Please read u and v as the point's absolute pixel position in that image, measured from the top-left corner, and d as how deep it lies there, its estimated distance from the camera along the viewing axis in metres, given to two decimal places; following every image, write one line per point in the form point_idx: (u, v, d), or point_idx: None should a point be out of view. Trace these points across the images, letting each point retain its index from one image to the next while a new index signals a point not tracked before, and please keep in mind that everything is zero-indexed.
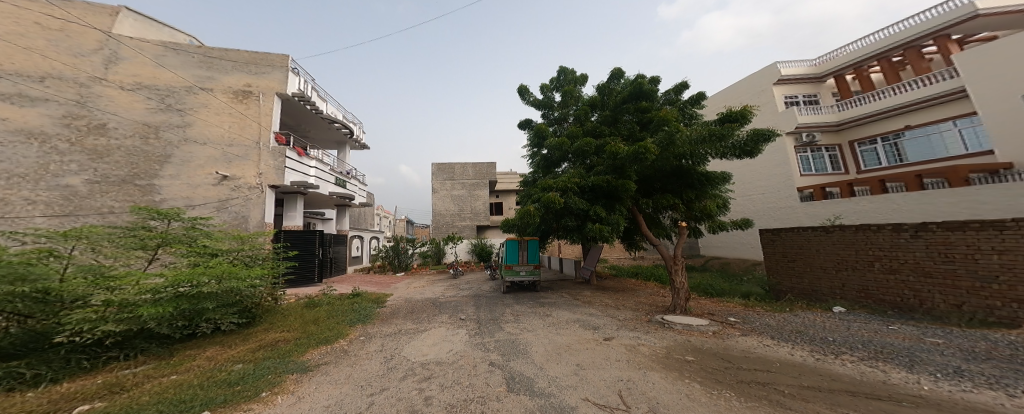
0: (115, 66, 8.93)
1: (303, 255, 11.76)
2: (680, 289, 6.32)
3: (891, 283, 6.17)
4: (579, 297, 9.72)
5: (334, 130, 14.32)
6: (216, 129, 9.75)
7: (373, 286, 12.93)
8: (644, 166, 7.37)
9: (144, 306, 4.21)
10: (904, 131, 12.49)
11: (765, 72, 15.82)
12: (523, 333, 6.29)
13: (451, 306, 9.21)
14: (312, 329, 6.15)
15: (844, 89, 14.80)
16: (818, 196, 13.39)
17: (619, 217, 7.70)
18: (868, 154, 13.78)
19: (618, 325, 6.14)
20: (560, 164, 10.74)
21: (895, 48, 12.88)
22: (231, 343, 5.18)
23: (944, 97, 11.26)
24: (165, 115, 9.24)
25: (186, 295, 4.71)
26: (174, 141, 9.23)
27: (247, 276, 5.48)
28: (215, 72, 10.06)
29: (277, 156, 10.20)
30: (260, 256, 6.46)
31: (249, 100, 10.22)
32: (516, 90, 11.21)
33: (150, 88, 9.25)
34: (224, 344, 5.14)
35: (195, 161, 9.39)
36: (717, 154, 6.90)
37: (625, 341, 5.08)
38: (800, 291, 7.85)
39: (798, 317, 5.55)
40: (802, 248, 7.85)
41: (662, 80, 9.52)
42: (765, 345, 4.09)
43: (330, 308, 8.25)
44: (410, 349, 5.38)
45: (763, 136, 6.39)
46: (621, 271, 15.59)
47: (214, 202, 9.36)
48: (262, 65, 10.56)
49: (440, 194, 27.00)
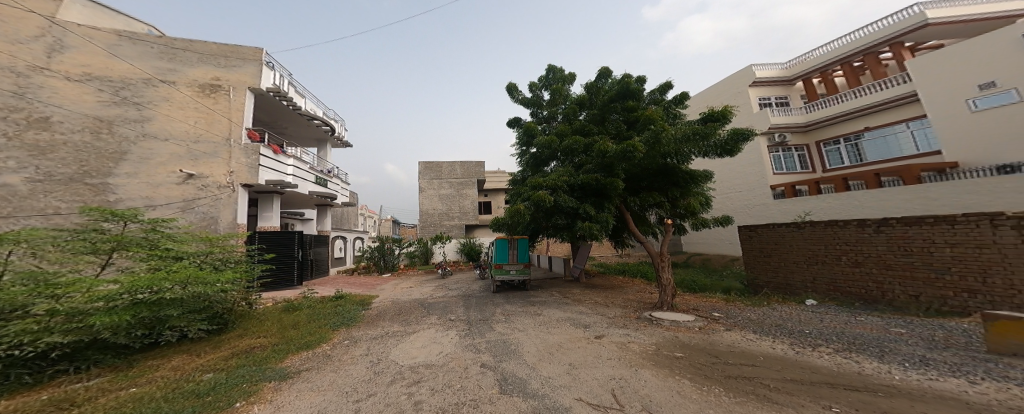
0: (61, 56, 8.08)
1: (281, 257, 11.17)
2: (666, 286, 6.48)
3: (857, 275, 6.58)
4: (568, 295, 9.80)
5: (313, 127, 13.68)
6: (180, 124, 9.07)
7: (357, 288, 12.50)
8: (631, 165, 7.50)
9: (95, 314, 3.85)
10: (865, 133, 13.37)
11: (741, 75, 16.50)
12: (514, 332, 6.26)
13: (439, 307, 9.06)
14: (291, 334, 5.85)
15: (811, 91, 15.58)
16: (789, 193, 14.15)
17: (608, 215, 7.81)
18: (833, 154, 14.66)
19: (608, 322, 6.22)
20: (549, 162, 10.77)
21: (857, 53, 13.73)
22: (199, 352, 4.83)
23: (900, 101, 12.13)
24: (121, 109, 8.50)
25: (144, 302, 4.44)
26: (131, 136, 8.50)
27: (215, 281, 5.20)
28: (179, 64, 9.34)
29: (250, 154, 9.62)
30: (230, 259, 6.11)
31: (218, 94, 9.56)
32: (504, 88, 11.11)
33: (103, 79, 8.46)
34: (192, 353, 4.78)
35: (156, 158, 8.70)
36: (700, 152, 7.12)
37: (615, 339, 5.15)
38: (776, 285, 8.25)
39: (776, 311, 5.82)
40: (777, 244, 8.25)
41: (647, 80, 9.69)
42: (747, 339, 4.24)
43: (313, 312, 7.90)
44: (399, 352, 5.24)
45: (742, 135, 6.65)
46: (608, 269, 15.87)
47: (178, 202, 8.72)
48: (233, 58, 9.89)
49: (426, 193, 26.51)
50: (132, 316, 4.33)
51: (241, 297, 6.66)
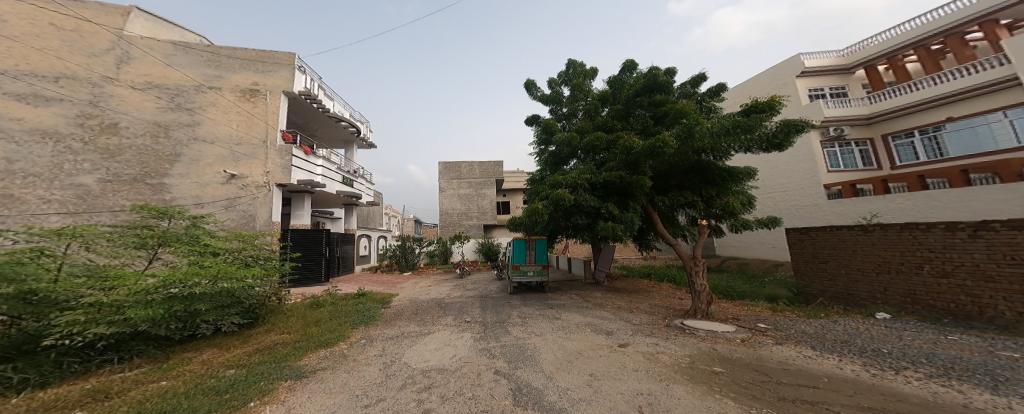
0: (127, 66, 9.05)
1: (309, 255, 11.73)
2: (701, 292, 5.81)
3: (943, 287, 5.54)
4: (589, 298, 9.29)
5: (341, 129, 14.32)
6: (224, 128, 9.78)
7: (379, 286, 12.81)
8: (660, 161, 6.92)
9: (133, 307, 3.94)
10: (944, 124, 11.57)
11: (787, 64, 15.03)
12: (531, 337, 5.92)
13: (456, 307, 8.91)
14: (312, 331, 5.93)
15: (876, 79, 13.81)
16: (847, 193, 12.59)
17: (633, 215, 7.23)
18: (903, 149, 12.85)
19: (633, 329, 5.71)
20: (570, 160, 10.33)
21: (934, 36, 11.90)
22: (228, 346, 4.97)
23: (993, 86, 10.34)
24: (175, 114, 9.32)
25: (179, 297, 4.51)
26: (184, 140, 9.28)
27: (245, 277, 5.25)
28: (223, 71, 10.11)
29: (284, 155, 10.20)
30: (260, 256, 6.25)
31: (257, 99, 10.24)
32: (523, 85, 10.88)
33: (160, 88, 9.33)
34: (222, 347, 4.93)
35: (204, 159, 9.43)
36: (741, 147, 6.39)
37: (641, 348, 4.66)
38: (833, 295, 7.23)
39: (837, 324, 4.99)
40: (835, 248, 7.22)
41: (677, 72, 9.01)
42: (804, 355, 3.60)
43: (333, 309, 8.07)
44: (412, 354, 5.10)
45: (794, 128, 5.85)
46: (632, 272, 15.04)
47: (222, 201, 9.38)
48: (269, 63, 10.58)
49: (446, 193, 26.85)
50: (167, 310, 4.40)
51: (268, 293, 6.87)
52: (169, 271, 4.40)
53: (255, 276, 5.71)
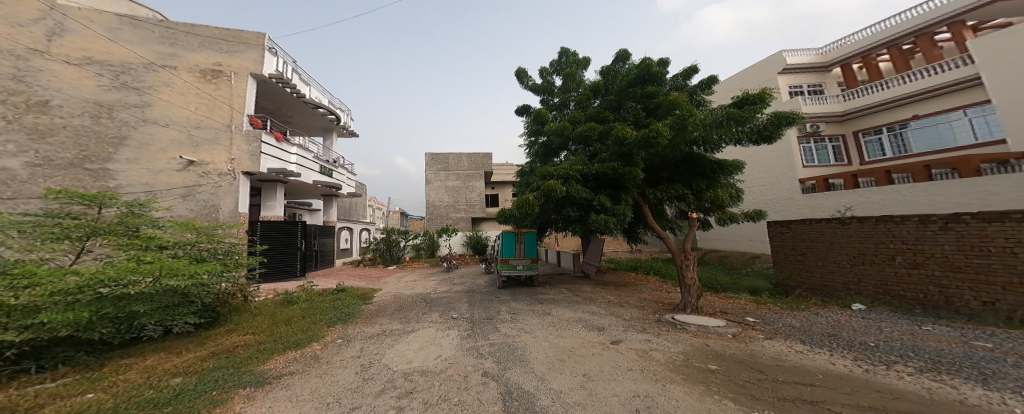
0: (60, 39, 7.93)
1: (283, 249, 11.01)
2: (691, 286, 5.80)
3: (913, 278, 5.75)
4: (578, 292, 9.23)
5: (319, 116, 13.46)
6: (180, 110, 8.87)
7: (361, 281, 12.25)
8: (652, 153, 6.83)
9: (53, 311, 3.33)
10: (911, 121, 12.17)
11: (770, 61, 15.37)
12: (521, 334, 5.73)
13: (443, 303, 8.61)
14: (278, 331, 5.48)
15: (851, 77, 14.33)
16: (821, 188, 13.12)
17: (625, 208, 7.11)
18: (871, 145, 13.48)
19: (624, 325, 5.63)
20: (560, 152, 10.13)
21: (906, 36, 12.42)
22: (177, 351, 4.47)
23: (956, 85, 10.88)
24: (121, 94, 8.33)
25: (112, 297, 3.91)
26: (131, 122, 8.33)
27: (198, 274, 4.71)
28: (180, 49, 9.12)
29: (251, 142, 9.46)
30: (217, 250, 5.64)
31: (220, 80, 9.35)
32: (513, 74, 10.49)
33: (102, 64, 8.28)
34: (170, 352, 4.43)
35: (157, 144, 8.54)
36: (733, 139, 6.36)
37: (634, 345, 4.58)
38: (811, 286, 7.45)
39: (819, 316, 5.07)
40: (814, 241, 7.44)
41: (670, 63, 8.89)
42: (795, 350, 3.55)
43: (309, 306, 7.55)
44: (393, 354, 4.78)
45: (785, 120, 5.85)
46: (619, 265, 15.18)
47: (179, 190, 8.59)
48: (235, 43, 9.64)
49: (433, 185, 26.13)
50: (97, 313, 3.79)
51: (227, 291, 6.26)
52: (99, 268, 3.82)
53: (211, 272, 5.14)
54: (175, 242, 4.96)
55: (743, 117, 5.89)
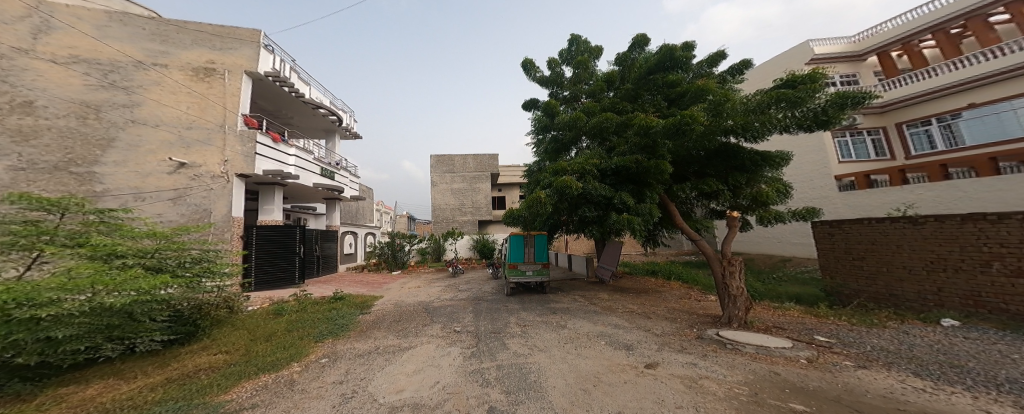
0: (46, 37, 7.62)
1: (279, 255, 10.44)
2: (737, 297, 4.81)
3: (1017, 288, 4.74)
4: (595, 300, 8.33)
5: (320, 118, 13.11)
6: (170, 110, 8.48)
7: (363, 287, 11.59)
8: (682, 142, 5.95)
9: None
10: (964, 111, 10.91)
11: (796, 52, 14.18)
12: (534, 353, 4.86)
13: (446, 313, 7.81)
14: (256, 349, 4.77)
15: (889, 66, 13.15)
16: (861, 185, 11.95)
17: (651, 206, 6.14)
18: (917, 137, 12.24)
19: (657, 342, 4.72)
20: (572, 148, 9.38)
21: (954, 19, 11.06)
22: (131, 376, 3.72)
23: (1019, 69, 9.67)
24: (109, 93, 7.96)
25: (28, 320, 3.20)
26: (119, 122, 7.95)
27: (151, 288, 4.00)
28: (171, 46, 8.78)
29: (245, 142, 9.00)
30: (180, 259, 4.95)
31: (212, 78, 8.99)
32: (520, 65, 9.82)
33: (90, 62, 7.93)
34: (122, 377, 3.69)
35: (146, 145, 8.14)
36: (779, 126, 5.41)
37: (676, 371, 3.70)
38: (872, 295, 6.49)
39: (912, 336, 4.05)
40: (876, 243, 6.47)
41: (696, 46, 8.01)
42: (915, 389, 2.58)
43: (299, 318, 6.87)
44: (383, 379, 4.01)
45: (851, 100, 4.83)
46: (636, 269, 14.17)
47: (169, 193, 8.15)
48: (229, 39, 9.28)
49: (439, 188, 25.54)
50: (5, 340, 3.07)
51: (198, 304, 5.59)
52: (13, 283, 3.08)
53: (166, 285, 4.41)
54: (127, 251, 4.26)
55: (797, 99, 4.95)
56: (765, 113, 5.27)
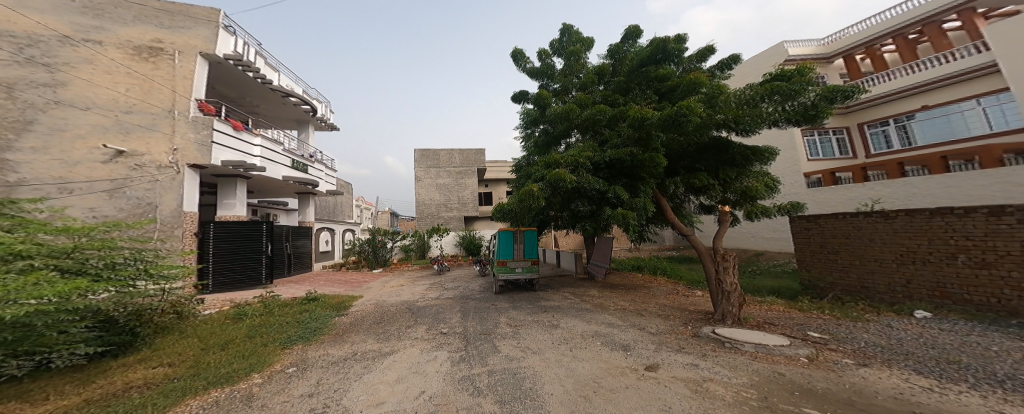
0: None
1: (243, 254, 9.53)
2: (731, 293, 4.76)
3: (981, 280, 5.01)
4: (585, 298, 8.21)
5: (291, 106, 12.11)
6: (105, 92, 7.39)
7: (339, 287, 10.90)
8: (676, 135, 5.86)
9: None
10: (918, 113, 11.65)
11: (771, 53, 14.72)
12: (526, 356, 4.59)
13: (431, 313, 7.42)
14: (208, 360, 4.22)
15: (854, 69, 13.70)
16: (828, 181, 12.66)
17: (646, 200, 6.02)
18: (876, 137, 13.05)
19: (654, 342, 4.62)
20: (562, 141, 9.19)
21: (913, 24, 11.82)
22: (38, 398, 3.11)
23: (966, 75, 10.42)
24: (26, 70, 6.81)
25: None
26: (39, 104, 6.82)
27: (62, 294, 3.32)
28: (106, 21, 7.62)
29: (200, 129, 8.16)
30: (108, 260, 4.22)
31: (159, 59, 7.94)
32: (509, 55, 9.44)
33: (1, 34, 6.73)
34: (27, 399, 3.07)
35: (73, 129, 7.06)
36: (770, 120, 5.41)
37: (677, 374, 3.54)
38: (846, 287, 6.77)
39: (900, 331, 4.11)
40: (848, 237, 6.74)
41: (687, 40, 7.98)
42: (923, 389, 2.54)
43: (266, 322, 6.24)
44: (359, 390, 3.61)
45: (840, 94, 4.88)
46: (622, 265, 14.32)
47: (103, 184, 7.17)
48: (180, 17, 8.23)
49: (423, 183, 24.69)
50: None
51: (132, 313, 5.04)
52: None
53: (85, 290, 3.71)
54: (35, 252, 3.51)
55: (789, 91, 4.98)
56: (756, 106, 5.31)
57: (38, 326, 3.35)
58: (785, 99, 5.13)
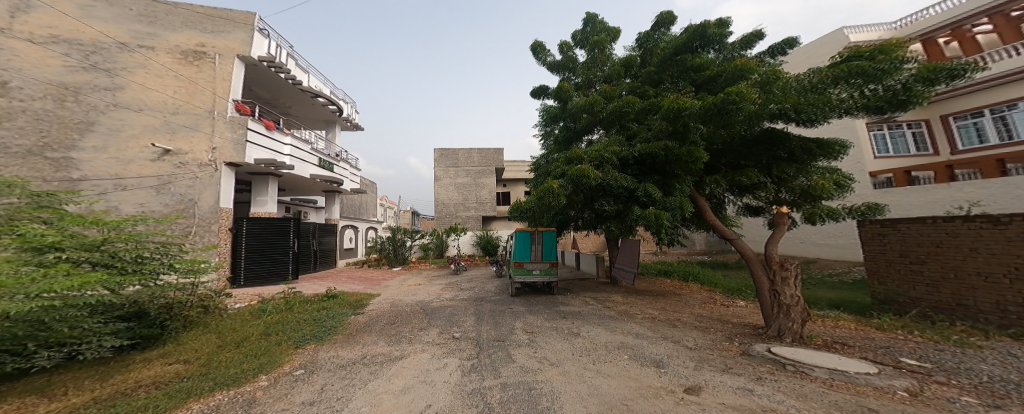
0: (25, 16, 7.16)
1: (272, 250, 9.91)
2: (792, 307, 3.98)
3: None
4: (608, 304, 7.55)
5: (321, 107, 12.64)
6: (155, 94, 7.95)
7: (359, 284, 11.04)
8: (719, 124, 5.16)
9: None
10: (1021, 101, 9.74)
11: (829, 40, 13.21)
12: (545, 369, 4.12)
13: (445, 315, 7.14)
14: (221, 359, 4.20)
15: (934, 54, 11.98)
16: (900, 182, 11.05)
17: (682, 199, 5.31)
18: (965, 131, 11.12)
19: (693, 359, 3.95)
20: (585, 137, 8.65)
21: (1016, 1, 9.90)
22: (55, 393, 3.14)
23: None
24: (90, 75, 7.47)
25: None
26: (100, 106, 7.45)
27: (78, 287, 3.30)
28: (159, 28, 8.25)
29: (236, 129, 8.54)
30: (135, 253, 4.33)
31: (202, 62, 8.48)
32: (529, 48, 9.12)
33: (70, 43, 7.44)
34: (44, 394, 3.10)
35: (128, 130, 7.63)
36: (842, 108, 4.60)
37: (725, 400, 2.92)
38: (934, 305, 5.61)
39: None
40: (940, 245, 5.57)
41: (728, 22, 7.18)
42: None
43: (282, 319, 6.28)
44: (362, 399, 3.34)
45: (946, 74, 3.93)
46: (648, 269, 13.40)
47: (152, 181, 7.70)
48: (221, 22, 8.75)
49: (442, 182, 24.92)
50: None
51: (164, 305, 5.24)
52: None
53: (107, 284, 3.75)
54: (65, 243, 3.58)
55: (874, 72, 4.12)
56: (824, 93, 4.56)
57: (58, 320, 3.38)
58: (868, 82, 4.27)
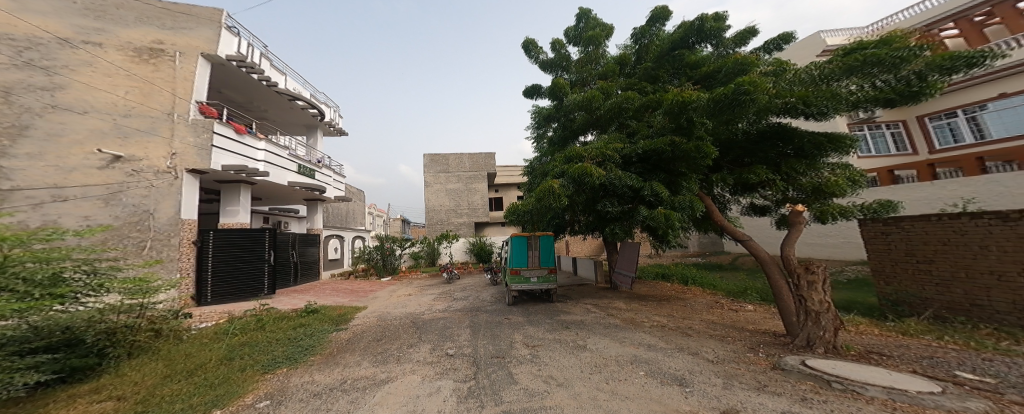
0: None
1: (244, 263, 9.03)
2: (822, 315, 3.66)
3: None
4: (612, 311, 7.11)
5: (299, 110, 11.90)
6: (104, 95, 7.10)
7: (345, 297, 10.18)
8: (725, 119, 4.88)
9: None
10: (990, 102, 10.13)
11: (808, 42, 13.54)
12: (552, 391, 3.59)
13: (437, 329, 6.54)
14: (164, 392, 3.45)
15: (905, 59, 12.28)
16: (885, 181, 11.32)
17: (692, 197, 4.98)
18: (940, 131, 11.50)
19: (720, 375, 3.54)
20: (581, 137, 8.32)
21: (981, 4, 10.32)
22: None
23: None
24: (24, 74, 6.52)
25: None
26: (35, 108, 6.51)
27: None
28: (107, 23, 7.43)
29: (200, 132, 7.81)
30: (48, 274, 3.56)
31: (160, 60, 7.72)
32: (521, 46, 8.79)
33: None
34: None
35: (70, 134, 6.72)
36: (850, 102, 4.33)
37: None
38: (946, 304, 5.46)
39: None
40: (948, 244, 5.46)
41: (724, 17, 7.03)
42: None
43: (251, 340, 5.53)
44: None
45: (964, 62, 3.60)
46: (645, 273, 13.16)
47: (99, 190, 6.81)
48: (182, 19, 8.03)
49: (433, 188, 24.20)
50: None
51: (103, 331, 4.47)
52: None
53: (10, 312, 3.03)
54: None
55: (892, 60, 3.78)
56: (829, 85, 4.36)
57: None
58: (882, 71, 3.98)
